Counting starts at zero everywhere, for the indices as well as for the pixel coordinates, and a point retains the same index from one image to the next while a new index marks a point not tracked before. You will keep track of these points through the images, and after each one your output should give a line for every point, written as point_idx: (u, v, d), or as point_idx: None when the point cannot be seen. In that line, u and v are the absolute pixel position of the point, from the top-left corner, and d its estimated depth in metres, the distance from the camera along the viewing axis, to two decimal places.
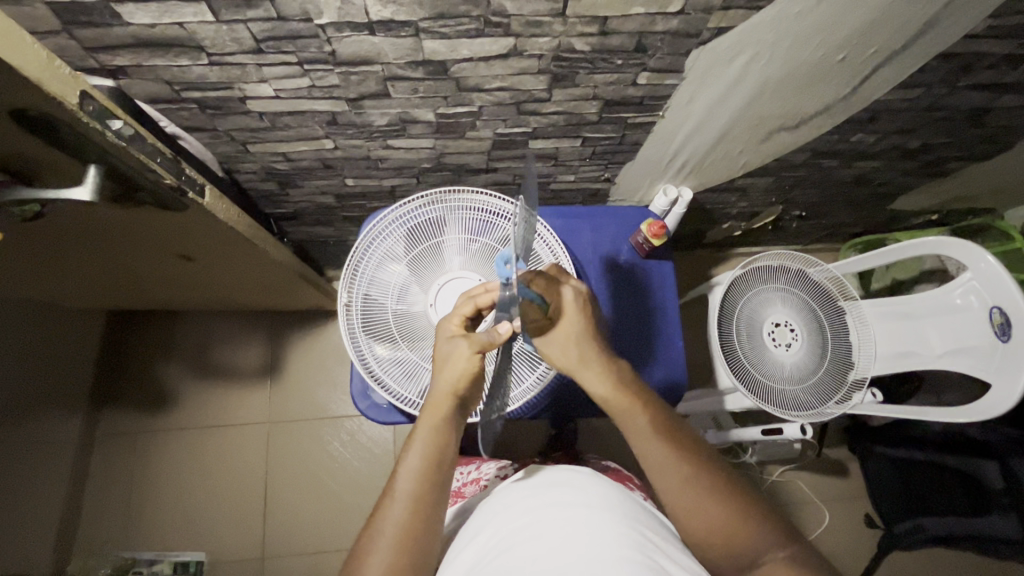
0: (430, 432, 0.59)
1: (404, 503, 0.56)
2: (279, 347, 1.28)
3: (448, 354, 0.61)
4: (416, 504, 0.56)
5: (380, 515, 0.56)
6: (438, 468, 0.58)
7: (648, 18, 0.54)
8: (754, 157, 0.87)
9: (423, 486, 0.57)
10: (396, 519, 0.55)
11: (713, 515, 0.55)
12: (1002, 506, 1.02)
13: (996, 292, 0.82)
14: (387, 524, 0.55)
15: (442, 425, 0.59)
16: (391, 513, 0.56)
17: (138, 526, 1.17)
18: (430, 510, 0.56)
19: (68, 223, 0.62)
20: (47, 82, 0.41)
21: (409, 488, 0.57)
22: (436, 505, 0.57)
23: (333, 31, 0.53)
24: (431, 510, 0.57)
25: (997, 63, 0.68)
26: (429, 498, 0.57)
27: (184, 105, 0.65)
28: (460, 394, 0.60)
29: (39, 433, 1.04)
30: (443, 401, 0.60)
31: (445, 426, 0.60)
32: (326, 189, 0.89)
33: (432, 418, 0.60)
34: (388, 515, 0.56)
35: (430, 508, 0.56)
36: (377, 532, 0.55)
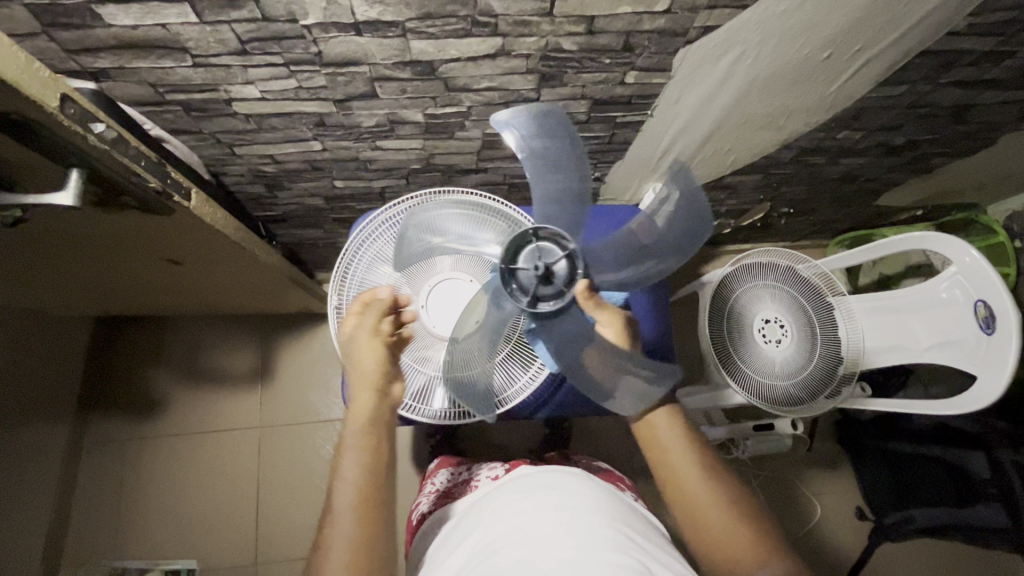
0: (364, 441, 0.59)
1: (348, 510, 0.55)
2: (269, 350, 1.27)
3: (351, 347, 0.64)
4: (360, 513, 0.55)
5: (327, 533, 0.55)
6: (378, 471, 0.58)
7: (635, 17, 0.55)
8: (742, 155, 0.87)
9: (366, 490, 0.57)
10: (345, 529, 0.54)
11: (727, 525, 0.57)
12: (988, 496, 1.04)
13: (980, 285, 0.83)
14: (337, 533, 0.54)
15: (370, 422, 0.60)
16: (338, 523, 0.55)
17: (127, 534, 1.15)
18: (377, 516, 0.56)
19: (50, 229, 0.61)
20: (27, 85, 0.40)
21: (351, 494, 0.56)
22: (382, 507, 0.57)
23: (319, 32, 0.53)
24: (378, 510, 0.56)
25: (978, 60, 0.69)
26: (374, 498, 0.57)
27: (169, 107, 0.64)
28: (382, 387, 0.63)
29: (25, 441, 1.03)
30: (365, 402, 0.61)
31: (374, 427, 0.60)
32: (314, 191, 0.88)
33: (359, 427, 0.60)
34: (335, 528, 0.54)
35: (375, 507, 0.56)
36: (330, 544, 0.54)
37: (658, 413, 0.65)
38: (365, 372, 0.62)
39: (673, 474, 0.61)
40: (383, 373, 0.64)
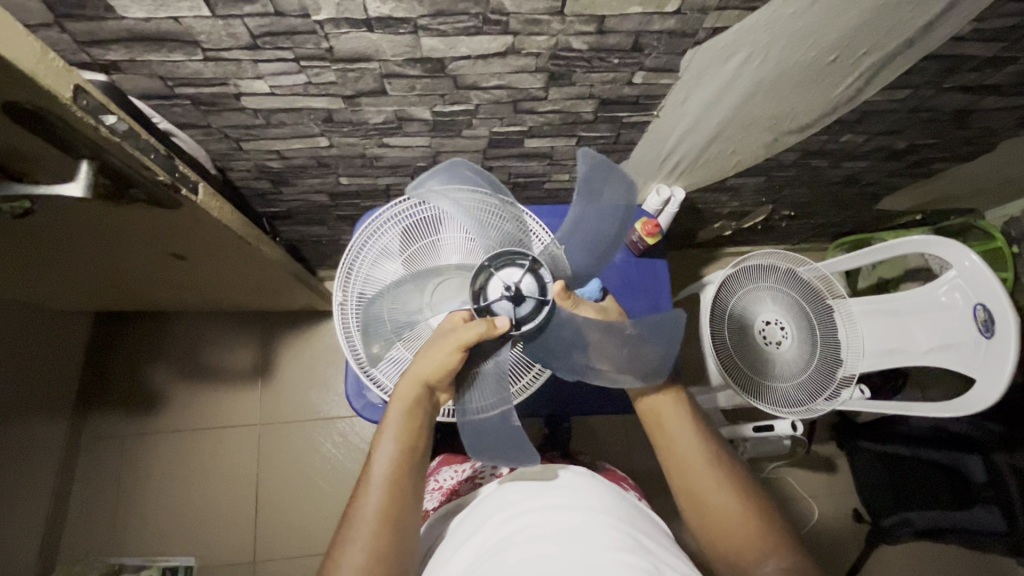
0: (402, 422, 0.59)
1: (381, 488, 0.57)
2: (269, 347, 1.27)
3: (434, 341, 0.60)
4: (393, 489, 0.57)
5: (358, 503, 0.58)
6: (412, 455, 0.59)
7: (645, 17, 0.55)
8: (745, 157, 0.88)
9: (397, 472, 0.58)
10: (375, 506, 0.56)
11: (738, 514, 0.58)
12: (985, 499, 1.05)
13: (979, 289, 0.84)
14: (365, 511, 0.56)
15: (415, 405, 0.60)
16: (369, 501, 0.57)
17: (125, 530, 1.15)
18: (406, 500, 0.58)
19: (56, 220, 0.61)
20: (41, 75, 0.40)
21: (384, 475, 0.58)
22: (412, 491, 0.59)
23: (331, 28, 0.53)
24: (408, 490, 0.58)
25: (981, 65, 0.70)
26: (406, 479, 0.58)
27: (177, 101, 0.64)
28: (433, 383, 0.60)
29: (24, 435, 1.02)
30: (411, 390, 0.60)
31: (415, 414, 0.60)
32: (319, 187, 0.88)
33: (402, 412, 0.60)
34: (367, 502, 0.57)
35: (407, 488, 0.58)
36: (355, 522, 0.56)
37: (677, 407, 0.64)
38: (428, 369, 0.59)
39: (691, 468, 0.61)
40: (444, 377, 0.60)
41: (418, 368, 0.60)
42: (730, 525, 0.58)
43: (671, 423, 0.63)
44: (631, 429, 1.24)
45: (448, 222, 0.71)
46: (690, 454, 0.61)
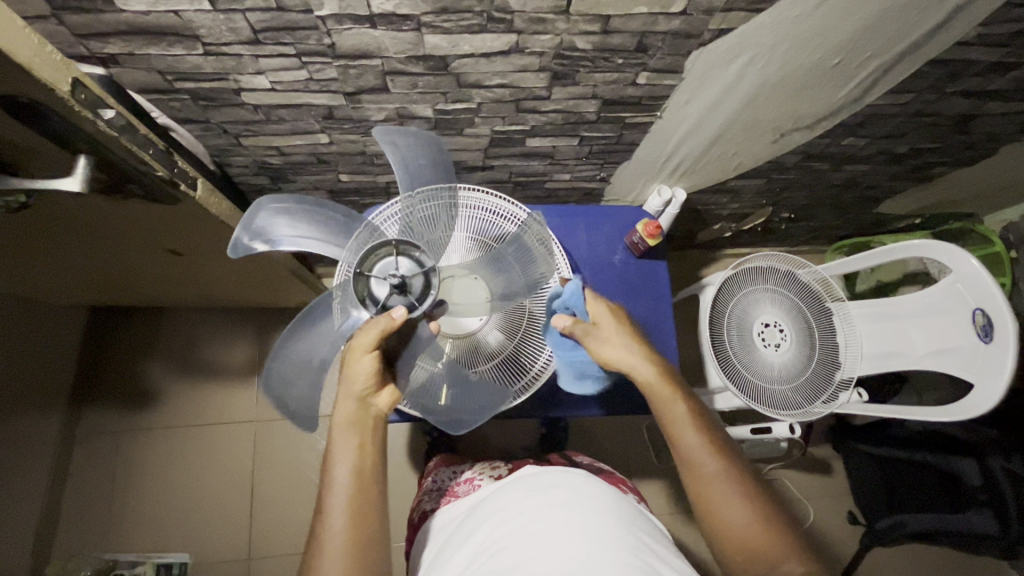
0: (352, 440, 0.60)
1: (342, 511, 0.56)
2: (266, 344, 1.26)
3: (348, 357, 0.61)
4: (354, 511, 0.56)
5: (320, 533, 0.56)
6: (368, 474, 0.59)
7: (650, 17, 0.55)
8: (747, 159, 0.87)
9: (356, 492, 0.57)
10: (338, 531, 0.55)
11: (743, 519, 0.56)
12: (979, 504, 1.03)
13: (978, 294, 0.84)
14: (328, 540, 0.55)
15: (358, 418, 0.61)
16: (330, 527, 0.55)
17: (119, 527, 1.14)
18: (370, 520, 0.57)
19: (53, 215, 0.60)
20: (38, 68, 0.40)
21: (342, 498, 0.57)
22: (375, 510, 0.57)
23: (333, 24, 0.52)
24: (371, 508, 0.57)
25: (985, 70, 0.70)
26: (366, 497, 0.57)
27: (176, 95, 0.63)
28: (368, 392, 0.61)
29: (17, 431, 1.02)
30: (352, 405, 0.60)
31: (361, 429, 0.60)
32: (318, 184, 0.87)
33: (348, 430, 0.60)
34: (329, 530, 0.55)
35: (369, 506, 0.57)
36: (320, 552, 0.54)
37: (679, 406, 0.62)
38: (357, 379, 0.60)
39: (697, 477, 0.59)
40: (373, 384, 0.61)
41: (350, 386, 0.61)
42: (741, 537, 0.55)
43: (675, 424, 0.62)
44: (628, 430, 1.24)
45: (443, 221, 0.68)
46: (693, 459, 0.60)
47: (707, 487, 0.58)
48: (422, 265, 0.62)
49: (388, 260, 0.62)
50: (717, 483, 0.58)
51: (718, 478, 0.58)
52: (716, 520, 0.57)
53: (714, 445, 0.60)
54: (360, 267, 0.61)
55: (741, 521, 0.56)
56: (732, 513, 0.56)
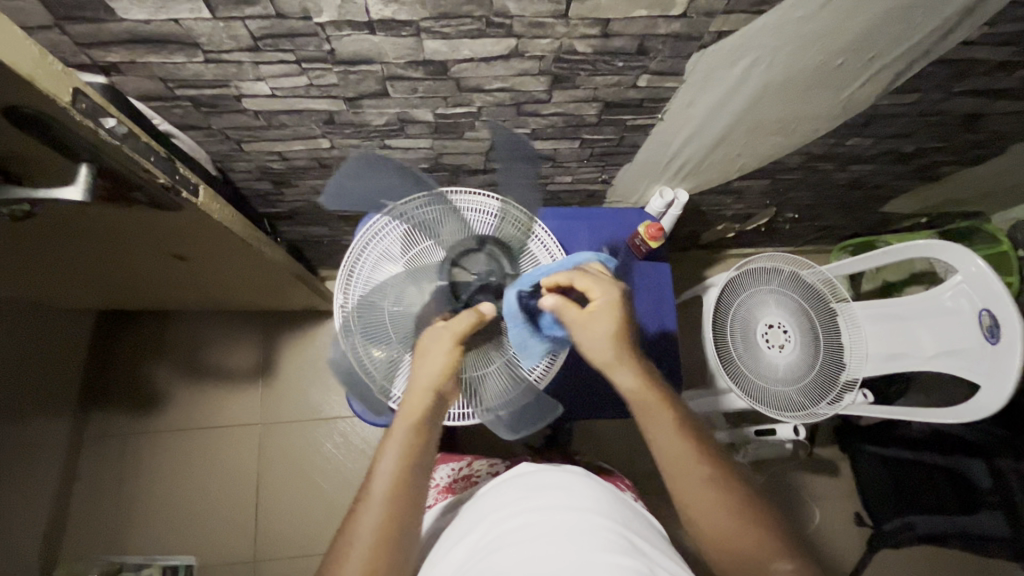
0: (407, 432, 0.57)
1: (380, 504, 0.54)
2: (271, 346, 1.27)
3: (428, 345, 0.60)
4: (391, 506, 0.54)
5: (354, 518, 0.55)
6: (414, 473, 0.56)
7: (651, 21, 0.54)
8: (750, 160, 0.87)
9: (397, 490, 0.55)
10: (371, 523, 0.53)
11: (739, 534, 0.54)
12: (989, 504, 1.04)
13: (985, 295, 0.83)
14: (362, 528, 0.53)
15: (422, 411, 0.58)
16: (365, 517, 0.54)
17: (127, 529, 1.15)
18: (406, 518, 0.55)
19: (56, 222, 0.61)
20: (41, 79, 0.40)
21: (384, 491, 0.55)
22: (411, 508, 0.55)
23: (333, 30, 0.52)
24: (407, 507, 0.55)
25: (991, 69, 0.69)
26: (406, 495, 0.55)
27: (178, 102, 0.63)
28: (442, 389, 0.59)
29: (25, 434, 1.02)
30: (423, 398, 0.58)
31: (423, 425, 0.58)
32: (320, 188, 0.88)
33: (407, 422, 0.58)
34: (364, 518, 0.54)
35: (408, 504, 0.55)
36: (351, 537, 0.53)
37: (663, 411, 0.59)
38: (431, 368, 0.59)
39: (683, 491, 0.57)
40: (447, 377, 0.59)
41: (419, 375, 0.59)
42: (729, 544, 0.54)
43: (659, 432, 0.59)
44: (632, 432, 1.24)
45: (445, 227, 0.69)
46: (680, 466, 0.57)
47: (694, 495, 0.56)
48: (503, 271, 0.67)
49: (479, 260, 0.67)
50: (706, 493, 0.56)
51: (705, 484, 0.56)
52: (704, 527, 0.56)
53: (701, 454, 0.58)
54: (452, 259, 0.66)
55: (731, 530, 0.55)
56: (721, 521, 0.55)
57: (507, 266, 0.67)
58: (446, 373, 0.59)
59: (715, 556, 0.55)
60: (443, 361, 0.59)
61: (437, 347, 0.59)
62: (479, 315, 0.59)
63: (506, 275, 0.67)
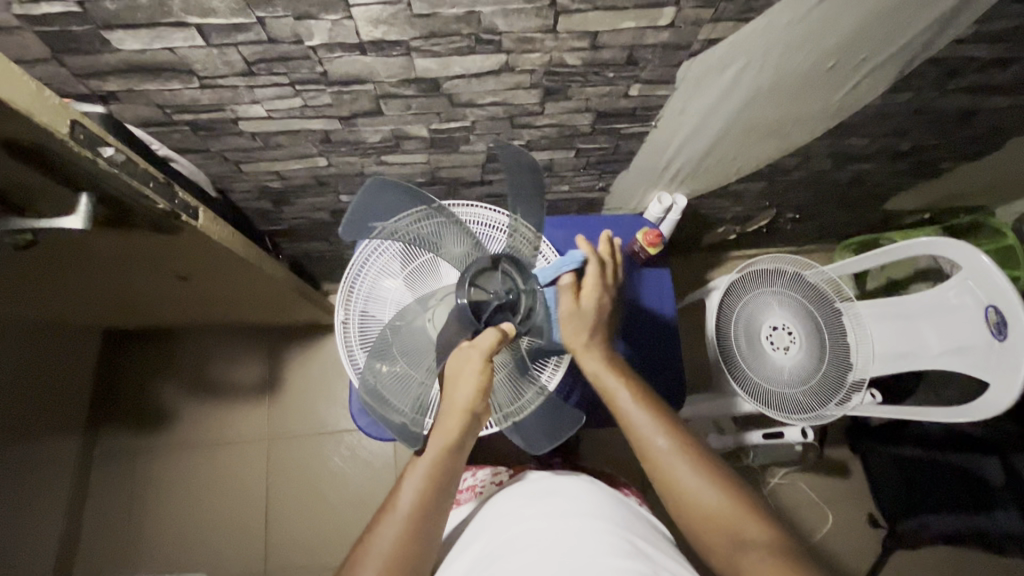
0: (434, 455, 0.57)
1: (400, 523, 0.55)
2: (277, 362, 1.28)
3: (459, 368, 0.56)
4: (410, 527, 0.55)
5: (374, 530, 0.56)
6: (437, 496, 0.57)
7: (639, 32, 0.55)
8: (747, 163, 0.87)
9: (420, 510, 0.56)
10: (390, 539, 0.55)
11: (713, 499, 0.56)
12: (1005, 503, 1.02)
13: (991, 291, 0.82)
14: (380, 543, 0.55)
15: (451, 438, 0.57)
16: (385, 533, 0.55)
17: (139, 548, 1.16)
18: (422, 540, 0.56)
19: (59, 249, 0.61)
20: (38, 113, 0.41)
21: (405, 510, 0.56)
22: (430, 530, 0.57)
23: (325, 53, 0.53)
24: (427, 529, 0.56)
25: (984, 66, 0.69)
26: (426, 517, 0.56)
27: (176, 127, 0.64)
28: (476, 411, 0.57)
29: (35, 456, 1.03)
30: (456, 421, 0.57)
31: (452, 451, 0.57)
32: (320, 206, 0.89)
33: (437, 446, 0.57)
34: (383, 533, 0.55)
35: (427, 526, 0.56)
36: (368, 549, 0.55)
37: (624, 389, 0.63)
38: (465, 394, 0.56)
39: (650, 458, 0.59)
40: (481, 403, 0.57)
41: (454, 398, 0.57)
42: (704, 513, 0.56)
43: (626, 412, 0.62)
44: None
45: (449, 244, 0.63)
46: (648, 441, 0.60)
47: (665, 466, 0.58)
48: (518, 285, 0.62)
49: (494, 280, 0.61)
50: (674, 460, 0.58)
51: (672, 453, 0.58)
52: (678, 497, 0.58)
53: (661, 422, 0.61)
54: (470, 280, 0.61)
55: (705, 498, 0.56)
56: (695, 489, 0.57)
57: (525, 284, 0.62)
58: (481, 395, 0.57)
59: (695, 530, 0.56)
60: (477, 388, 0.56)
61: (469, 369, 0.56)
62: (502, 332, 0.57)
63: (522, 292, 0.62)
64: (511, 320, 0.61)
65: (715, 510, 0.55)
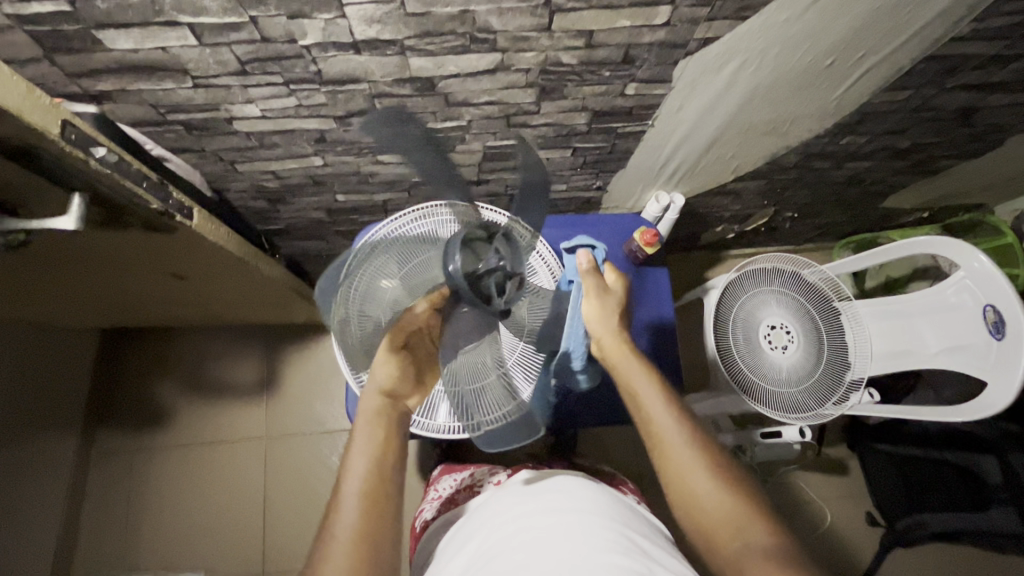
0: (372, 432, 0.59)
1: (354, 502, 0.54)
2: (275, 361, 1.28)
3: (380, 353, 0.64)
4: (366, 502, 0.54)
5: (329, 524, 0.54)
6: (385, 478, 0.57)
7: (634, 30, 0.54)
8: (744, 162, 0.87)
9: (372, 489, 0.55)
10: (349, 521, 0.53)
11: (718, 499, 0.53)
12: (1001, 501, 1.00)
13: (989, 290, 0.82)
14: (339, 529, 0.53)
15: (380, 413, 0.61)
16: (341, 518, 0.53)
17: (136, 548, 1.16)
18: (381, 518, 0.54)
19: (53, 249, 0.61)
20: (28, 113, 0.40)
21: (355, 488, 0.55)
22: (386, 507, 0.55)
23: (319, 51, 0.53)
24: (384, 501, 0.55)
25: (982, 65, 0.68)
26: (379, 492, 0.55)
27: (170, 126, 0.64)
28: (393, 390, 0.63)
29: (32, 457, 1.03)
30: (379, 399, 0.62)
31: (386, 426, 0.60)
32: (316, 205, 0.88)
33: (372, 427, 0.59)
34: (339, 518, 0.54)
35: (384, 502, 0.55)
36: (328, 538, 0.52)
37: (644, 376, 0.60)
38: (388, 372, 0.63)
39: (661, 444, 0.57)
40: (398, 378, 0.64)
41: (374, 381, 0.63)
42: (706, 511, 0.53)
43: (642, 399, 0.59)
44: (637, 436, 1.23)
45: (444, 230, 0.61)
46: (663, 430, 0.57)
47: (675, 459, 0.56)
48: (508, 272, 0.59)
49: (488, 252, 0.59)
50: (683, 452, 0.56)
51: (685, 447, 0.56)
52: (683, 494, 0.55)
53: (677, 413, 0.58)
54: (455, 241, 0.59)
55: (708, 494, 0.54)
56: (702, 486, 0.54)
57: (512, 271, 0.59)
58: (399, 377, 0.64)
59: (696, 529, 0.54)
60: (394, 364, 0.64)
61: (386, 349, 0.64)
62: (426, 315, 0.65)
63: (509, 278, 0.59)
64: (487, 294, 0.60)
65: (717, 511, 0.53)
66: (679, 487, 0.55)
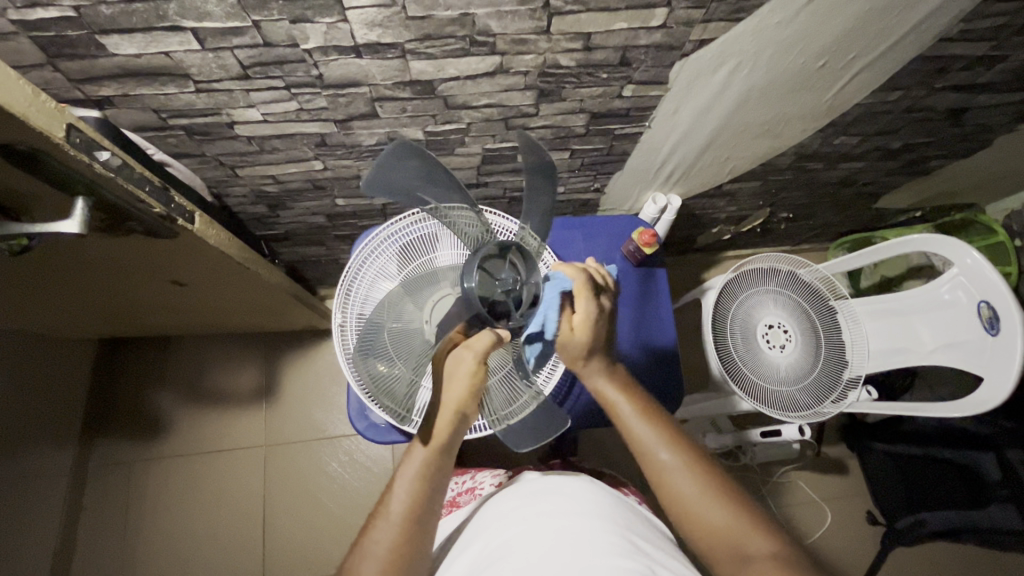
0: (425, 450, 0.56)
1: (394, 523, 0.53)
2: (274, 367, 1.27)
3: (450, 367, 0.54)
4: (405, 526, 0.53)
5: (368, 535, 0.54)
6: (431, 499, 0.55)
7: (631, 32, 0.55)
8: (739, 163, 0.88)
9: (414, 512, 0.54)
10: (386, 541, 0.52)
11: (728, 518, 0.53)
12: (1001, 498, 1.01)
13: (982, 286, 0.83)
14: (374, 548, 0.52)
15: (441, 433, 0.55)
16: (378, 537, 0.53)
17: (134, 559, 1.14)
18: (417, 547, 0.53)
19: (54, 254, 0.61)
20: (34, 116, 0.41)
21: (399, 512, 0.54)
22: (424, 532, 0.54)
23: (320, 55, 0.53)
24: (422, 530, 0.54)
25: (971, 64, 0.70)
26: (420, 518, 0.54)
27: (172, 132, 0.64)
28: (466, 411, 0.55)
29: (29, 467, 1.02)
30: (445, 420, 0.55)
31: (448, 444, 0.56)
32: (316, 210, 0.89)
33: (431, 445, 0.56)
34: (377, 536, 0.53)
35: (422, 526, 0.54)
36: (364, 555, 0.52)
37: (628, 406, 0.60)
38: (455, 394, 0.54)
39: (656, 473, 0.57)
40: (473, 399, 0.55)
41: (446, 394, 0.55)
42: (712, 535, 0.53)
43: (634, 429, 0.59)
44: None
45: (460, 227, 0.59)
46: (655, 460, 0.57)
47: (671, 481, 0.56)
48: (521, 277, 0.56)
49: (502, 267, 0.56)
50: (680, 477, 0.56)
51: (687, 471, 0.56)
52: (690, 517, 0.55)
53: (668, 438, 0.58)
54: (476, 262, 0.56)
55: (707, 513, 0.54)
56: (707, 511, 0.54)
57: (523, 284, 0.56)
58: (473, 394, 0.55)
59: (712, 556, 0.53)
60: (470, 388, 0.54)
61: (461, 369, 0.54)
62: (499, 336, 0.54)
63: (526, 284, 0.56)
64: (511, 311, 0.56)
65: (726, 527, 0.53)
66: (686, 517, 0.55)
